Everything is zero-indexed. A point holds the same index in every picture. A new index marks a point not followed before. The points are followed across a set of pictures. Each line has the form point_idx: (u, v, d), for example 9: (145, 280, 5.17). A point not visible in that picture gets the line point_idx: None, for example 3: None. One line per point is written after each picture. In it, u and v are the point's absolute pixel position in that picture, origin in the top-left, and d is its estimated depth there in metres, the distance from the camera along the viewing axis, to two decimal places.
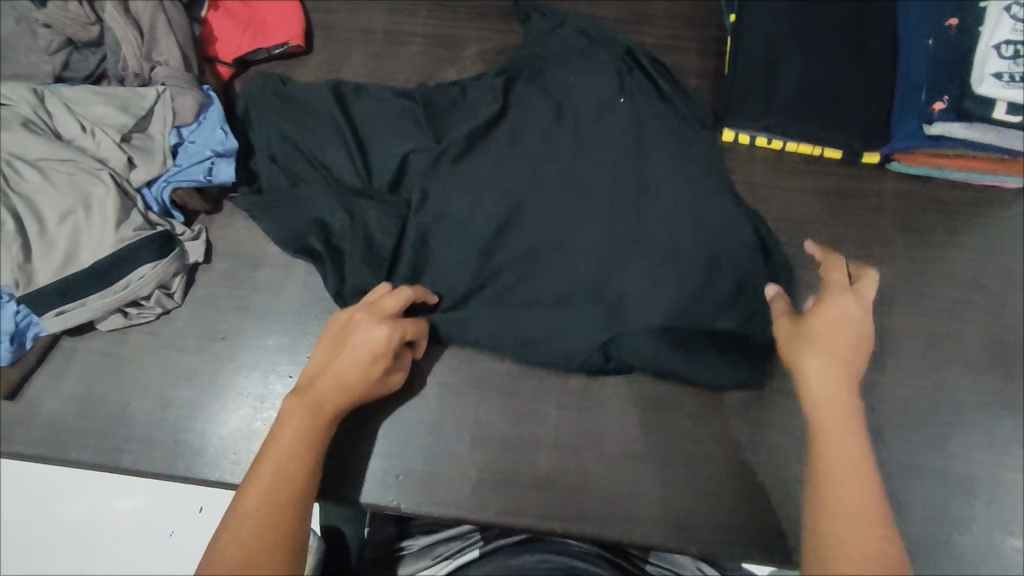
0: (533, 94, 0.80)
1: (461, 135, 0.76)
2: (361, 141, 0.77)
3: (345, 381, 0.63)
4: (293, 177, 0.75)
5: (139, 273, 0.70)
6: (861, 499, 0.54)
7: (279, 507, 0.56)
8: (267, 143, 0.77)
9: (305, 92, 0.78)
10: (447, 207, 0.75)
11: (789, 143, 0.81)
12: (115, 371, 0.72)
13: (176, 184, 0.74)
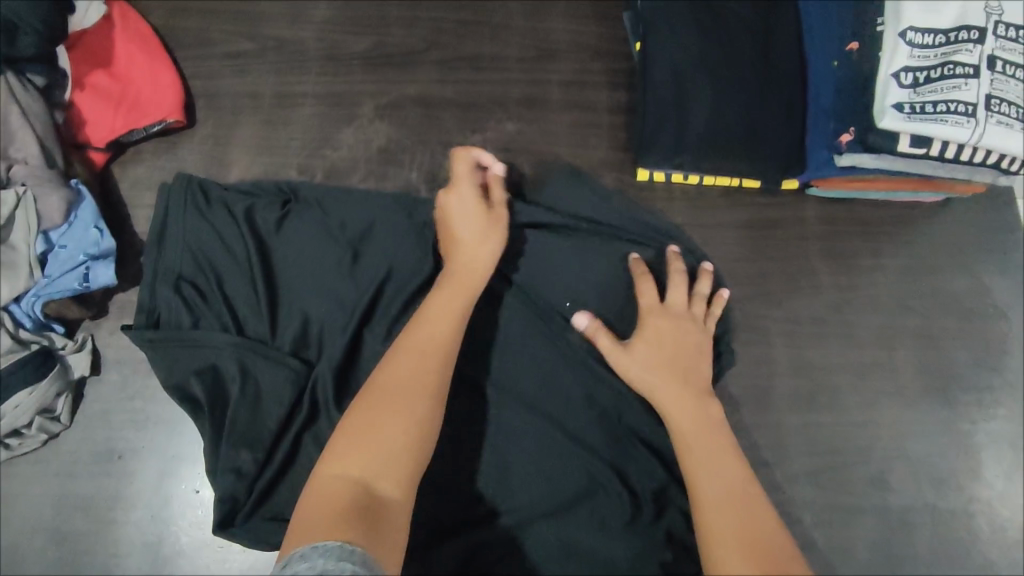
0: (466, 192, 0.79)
1: (380, 260, 0.73)
2: (274, 285, 0.72)
3: (473, 269, 0.65)
4: (190, 316, 0.70)
5: (13, 402, 0.64)
6: (732, 480, 0.56)
7: (409, 409, 0.55)
8: (176, 267, 0.71)
9: (233, 212, 0.73)
10: (359, 332, 0.71)
11: (705, 177, 0.79)
12: (3, 507, 0.66)
13: (48, 297, 0.67)
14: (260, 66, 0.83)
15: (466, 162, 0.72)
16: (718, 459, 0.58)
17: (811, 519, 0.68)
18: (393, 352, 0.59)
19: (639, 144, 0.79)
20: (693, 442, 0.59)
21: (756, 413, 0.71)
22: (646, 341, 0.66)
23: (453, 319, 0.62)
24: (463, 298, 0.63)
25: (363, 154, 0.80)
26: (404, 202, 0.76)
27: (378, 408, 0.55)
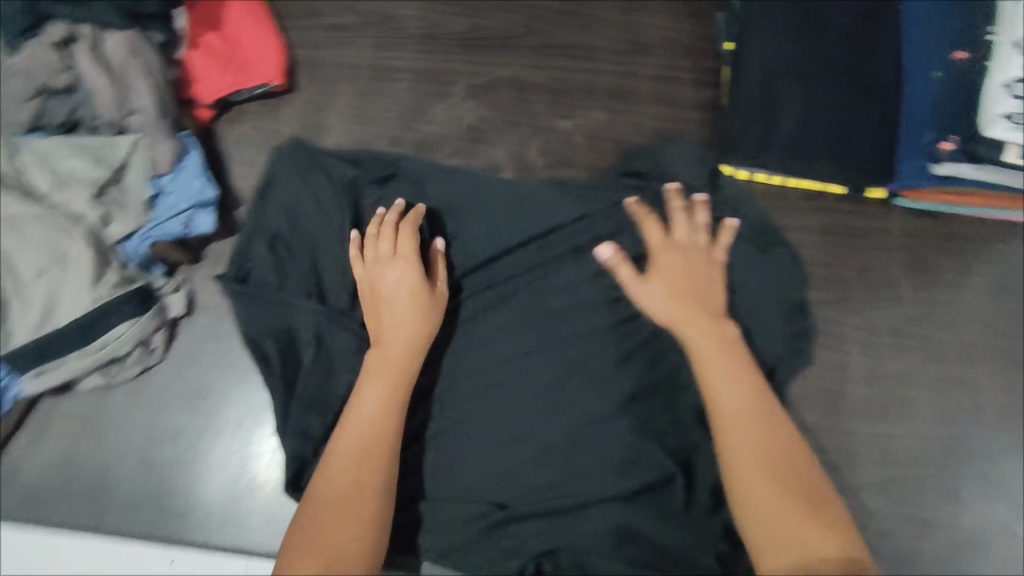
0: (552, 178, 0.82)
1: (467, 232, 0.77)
2: None
3: (400, 352, 0.65)
4: (279, 273, 0.73)
5: (118, 331, 0.69)
6: (755, 415, 0.58)
7: (359, 498, 0.56)
8: (273, 225, 0.75)
9: (332, 179, 0.76)
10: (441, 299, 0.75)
11: (791, 178, 0.79)
12: (96, 430, 0.70)
13: (155, 238, 0.71)
14: (361, 40, 0.87)
15: (405, 237, 0.70)
16: (739, 394, 0.60)
17: (877, 528, 0.68)
18: (330, 456, 0.59)
19: (726, 141, 0.80)
20: (711, 364, 0.62)
21: (827, 417, 0.71)
22: (660, 272, 0.68)
23: (393, 407, 0.62)
24: (402, 383, 0.63)
25: (452, 131, 0.83)
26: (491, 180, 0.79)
27: (330, 508, 0.56)
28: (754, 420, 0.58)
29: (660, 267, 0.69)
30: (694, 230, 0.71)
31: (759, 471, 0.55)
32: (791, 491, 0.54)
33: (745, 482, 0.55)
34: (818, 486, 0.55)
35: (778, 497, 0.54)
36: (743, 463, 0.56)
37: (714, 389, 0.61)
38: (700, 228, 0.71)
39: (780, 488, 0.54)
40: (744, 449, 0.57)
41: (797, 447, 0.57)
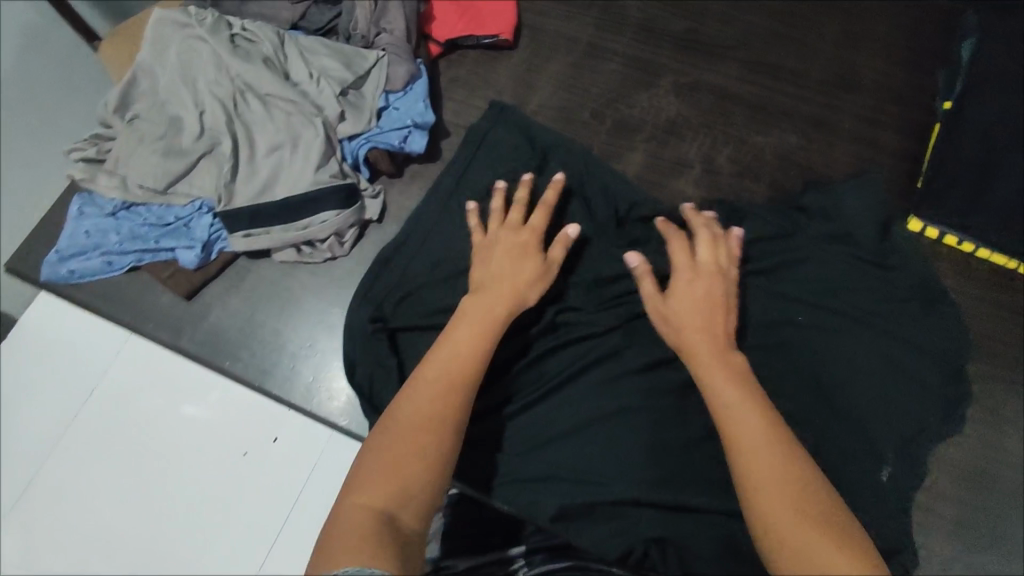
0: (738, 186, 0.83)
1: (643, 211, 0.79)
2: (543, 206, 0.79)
3: (453, 364, 0.60)
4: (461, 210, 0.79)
5: (323, 217, 0.76)
6: (743, 406, 0.55)
7: (405, 477, 0.53)
8: (469, 166, 0.81)
9: (531, 141, 0.82)
10: (606, 269, 0.77)
11: (982, 248, 0.78)
12: (279, 299, 0.78)
13: (374, 144, 0.78)
14: (584, 17, 0.92)
15: (541, 212, 0.72)
16: (745, 394, 0.56)
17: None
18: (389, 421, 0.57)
19: (925, 195, 0.80)
20: (714, 373, 0.59)
21: (965, 490, 0.71)
22: (690, 296, 0.65)
23: (446, 392, 0.58)
24: (456, 378, 0.59)
25: (651, 119, 0.87)
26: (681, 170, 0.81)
27: (376, 481, 0.53)
28: (765, 428, 0.54)
29: (681, 287, 0.66)
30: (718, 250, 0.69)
31: (760, 452, 0.52)
32: (789, 479, 0.50)
33: (761, 472, 0.51)
34: (813, 470, 0.52)
35: (776, 473, 0.51)
36: (754, 453, 0.52)
37: (716, 381, 0.58)
38: (724, 250, 0.69)
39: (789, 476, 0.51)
40: (756, 445, 0.52)
41: (799, 455, 0.53)
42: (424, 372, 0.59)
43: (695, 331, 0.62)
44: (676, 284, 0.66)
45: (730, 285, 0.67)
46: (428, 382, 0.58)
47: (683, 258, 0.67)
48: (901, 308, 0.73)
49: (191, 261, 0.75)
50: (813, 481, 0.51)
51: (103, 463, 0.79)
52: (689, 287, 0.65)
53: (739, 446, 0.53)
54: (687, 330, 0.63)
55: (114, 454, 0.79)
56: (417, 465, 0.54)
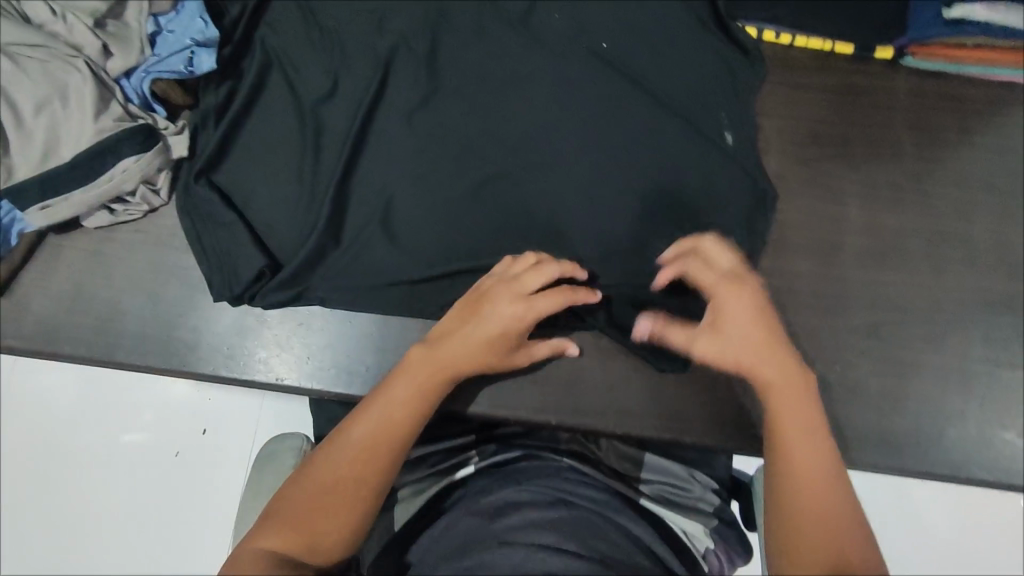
0: (558, 21, 0.78)
1: (460, 73, 0.76)
2: (353, 96, 0.75)
3: (443, 367, 0.61)
4: (274, 127, 0.74)
5: (122, 166, 0.68)
6: (788, 376, 0.58)
7: (322, 523, 0.51)
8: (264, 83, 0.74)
9: (309, 33, 0.76)
10: (440, 144, 0.74)
11: (798, 37, 0.78)
12: (105, 267, 0.71)
13: (156, 76, 0.70)
14: None
15: (554, 300, 0.65)
16: (786, 373, 0.58)
17: (867, 367, 0.70)
18: (342, 434, 0.56)
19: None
20: (766, 362, 0.58)
21: (822, 265, 0.73)
22: (739, 302, 0.62)
23: (419, 402, 0.58)
24: (434, 383, 0.60)
25: None
26: (494, 18, 0.77)
27: (313, 497, 0.52)
28: (797, 393, 0.57)
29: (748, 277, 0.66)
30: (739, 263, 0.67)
31: (806, 453, 0.53)
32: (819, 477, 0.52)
33: (801, 459, 0.53)
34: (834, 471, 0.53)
35: (810, 466, 0.53)
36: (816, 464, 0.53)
37: (774, 377, 0.58)
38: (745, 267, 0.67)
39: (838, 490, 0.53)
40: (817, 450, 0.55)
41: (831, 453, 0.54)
42: (372, 404, 0.57)
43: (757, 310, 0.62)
44: (695, 275, 0.66)
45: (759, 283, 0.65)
46: (378, 406, 0.57)
47: (726, 266, 0.65)
48: (726, 119, 0.76)
49: None
50: (834, 481, 0.52)
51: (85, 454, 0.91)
52: (741, 297, 0.62)
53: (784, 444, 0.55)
54: (737, 325, 0.61)
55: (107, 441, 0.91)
56: (352, 494, 0.52)
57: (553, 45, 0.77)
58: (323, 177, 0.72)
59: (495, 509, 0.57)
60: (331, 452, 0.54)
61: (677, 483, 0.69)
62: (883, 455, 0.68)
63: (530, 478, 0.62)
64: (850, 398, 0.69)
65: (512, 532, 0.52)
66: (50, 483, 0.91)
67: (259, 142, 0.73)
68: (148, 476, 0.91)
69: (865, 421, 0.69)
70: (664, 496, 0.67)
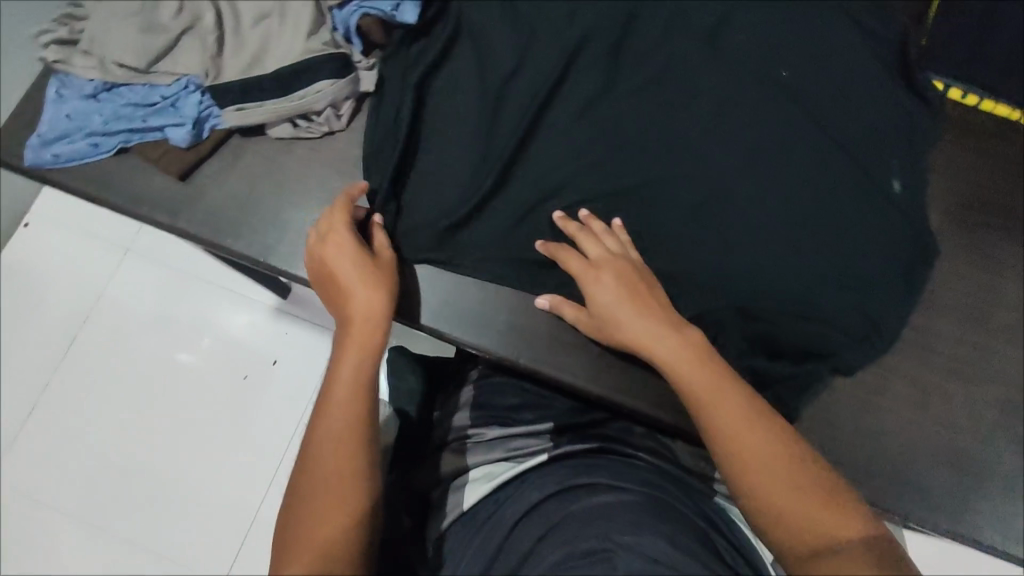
0: (746, 35, 0.77)
1: (643, 67, 0.77)
2: (534, 66, 0.77)
3: (368, 319, 0.62)
4: (457, 82, 0.77)
5: (317, 87, 0.72)
6: (736, 405, 0.55)
7: (333, 510, 0.51)
8: (456, 40, 0.78)
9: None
10: (609, 128, 0.76)
11: (986, 100, 0.77)
12: (278, 176, 0.75)
13: (366, 11, 0.74)
14: None
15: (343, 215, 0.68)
16: (717, 392, 0.56)
17: (996, 441, 0.68)
18: (315, 425, 0.56)
19: (930, 48, 0.77)
20: (691, 370, 0.58)
21: (965, 329, 0.71)
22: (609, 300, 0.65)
23: (366, 364, 0.59)
24: (365, 322, 0.61)
25: None
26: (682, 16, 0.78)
27: (314, 510, 0.51)
28: (753, 415, 0.54)
29: (604, 300, 0.65)
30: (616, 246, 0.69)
31: (776, 475, 0.51)
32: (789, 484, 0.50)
33: (768, 469, 0.51)
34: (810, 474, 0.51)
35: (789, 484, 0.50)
36: (748, 473, 0.51)
37: (701, 395, 0.56)
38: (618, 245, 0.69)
39: (800, 497, 0.50)
40: (764, 472, 0.51)
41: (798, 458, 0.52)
42: (326, 382, 0.58)
43: (657, 340, 0.61)
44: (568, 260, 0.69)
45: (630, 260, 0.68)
46: (329, 388, 0.58)
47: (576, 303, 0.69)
48: (899, 165, 0.74)
49: (183, 138, 0.72)
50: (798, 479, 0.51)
51: (167, 353, 1.05)
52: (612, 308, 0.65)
53: (720, 442, 0.53)
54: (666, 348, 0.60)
55: (189, 345, 1.05)
56: (344, 469, 0.53)
57: (736, 55, 0.77)
58: (492, 135, 0.75)
59: (550, 510, 0.57)
60: (309, 455, 0.54)
61: None
62: (993, 532, 0.66)
63: (597, 469, 0.63)
64: (971, 466, 0.68)
65: (571, 531, 0.52)
66: (134, 371, 1.05)
67: (439, 93, 0.77)
68: (213, 391, 1.03)
69: (982, 494, 0.67)
70: (735, 503, 0.69)
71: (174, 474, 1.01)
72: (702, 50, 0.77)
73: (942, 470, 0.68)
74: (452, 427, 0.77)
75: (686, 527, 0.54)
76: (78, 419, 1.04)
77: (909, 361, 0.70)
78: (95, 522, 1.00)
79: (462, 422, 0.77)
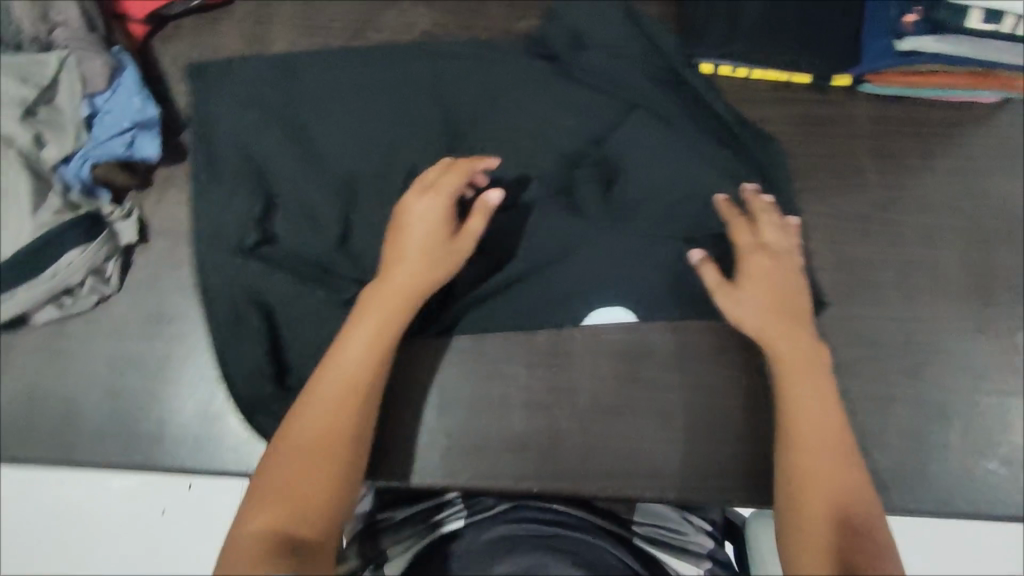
0: (516, 65, 0.75)
1: (419, 127, 0.72)
2: (304, 157, 0.71)
3: (408, 294, 0.60)
4: (221, 198, 0.69)
5: (68, 259, 0.65)
6: (826, 430, 0.57)
7: (308, 488, 0.52)
8: (217, 151, 0.71)
9: (257, 96, 0.72)
10: (403, 199, 0.70)
11: (754, 71, 0.77)
12: (58, 364, 0.68)
13: (95, 159, 0.67)
14: None
15: (460, 171, 0.62)
16: (819, 431, 0.57)
17: (849, 405, 0.69)
18: (314, 383, 0.56)
19: (693, 34, 0.76)
20: (792, 383, 0.59)
21: None
22: (762, 272, 0.63)
23: (382, 348, 0.58)
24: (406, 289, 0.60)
25: (406, 36, 0.79)
26: (445, 63, 0.74)
27: (277, 498, 0.52)
28: (824, 434, 0.57)
29: (750, 288, 0.63)
30: (764, 230, 0.66)
31: (824, 510, 0.54)
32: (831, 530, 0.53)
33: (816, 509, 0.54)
34: (845, 501, 0.54)
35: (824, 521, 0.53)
36: (802, 522, 0.54)
37: (795, 408, 0.58)
38: (771, 221, 0.66)
39: (826, 534, 0.53)
40: (815, 474, 0.55)
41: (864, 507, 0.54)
42: (350, 336, 0.58)
43: (781, 339, 0.61)
44: (735, 233, 0.66)
45: (792, 256, 0.65)
46: (342, 350, 0.57)
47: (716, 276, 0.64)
48: (701, 156, 0.71)
49: None
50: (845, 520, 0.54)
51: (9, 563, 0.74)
52: (759, 276, 0.63)
53: (793, 465, 0.56)
54: (768, 334, 0.62)
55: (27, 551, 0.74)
56: (336, 460, 0.54)
57: (502, 88, 0.74)
58: (271, 247, 0.68)
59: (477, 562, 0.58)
60: (301, 413, 0.55)
61: (662, 519, 0.70)
62: (874, 497, 0.67)
63: (511, 532, 0.61)
64: None
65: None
66: None
67: (200, 214, 0.68)
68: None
69: None
70: (656, 538, 0.67)
71: None
72: (473, 96, 0.74)
73: None
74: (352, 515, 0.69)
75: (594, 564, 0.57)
76: None
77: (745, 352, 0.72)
78: None
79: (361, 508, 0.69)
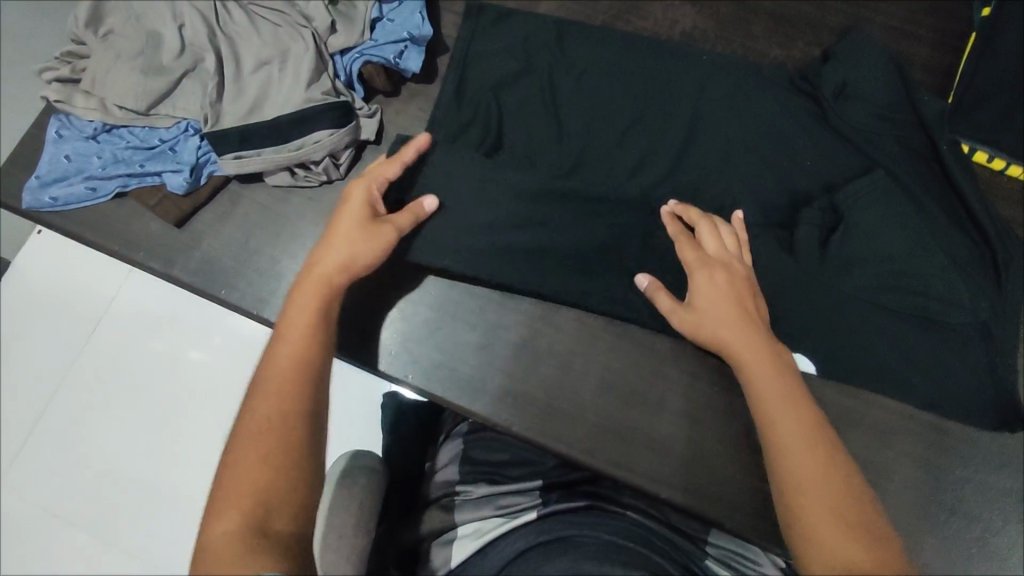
0: (767, 91, 0.77)
1: (657, 122, 0.76)
2: (545, 115, 0.75)
3: (331, 261, 0.62)
4: (463, 128, 0.74)
5: (316, 137, 0.70)
6: (804, 433, 0.54)
7: (274, 416, 0.53)
8: (467, 86, 0.76)
9: (514, 48, 0.77)
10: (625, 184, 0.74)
11: (1012, 165, 0.74)
12: (273, 226, 0.74)
13: (368, 58, 0.73)
14: None
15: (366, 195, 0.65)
16: (780, 428, 0.54)
17: (991, 524, 0.68)
18: (276, 339, 0.58)
19: (956, 111, 0.74)
20: (760, 382, 0.58)
21: (979, 412, 0.69)
22: (708, 283, 0.64)
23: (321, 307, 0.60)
24: (322, 329, 0.59)
25: (666, 32, 0.83)
26: (699, 69, 0.77)
27: (251, 445, 0.51)
28: (797, 427, 0.54)
29: (700, 289, 0.64)
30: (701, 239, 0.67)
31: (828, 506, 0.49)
32: (848, 530, 0.48)
33: (818, 505, 0.50)
34: (860, 501, 0.51)
35: (837, 518, 0.49)
36: (803, 513, 0.50)
37: (761, 402, 0.57)
38: (708, 230, 0.68)
39: (845, 526, 0.48)
40: (801, 471, 0.52)
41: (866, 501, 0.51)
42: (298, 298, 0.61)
43: (728, 321, 0.62)
44: (680, 245, 0.67)
45: (728, 256, 0.66)
46: (300, 306, 0.60)
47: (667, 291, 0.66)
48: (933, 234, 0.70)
49: (179, 186, 0.71)
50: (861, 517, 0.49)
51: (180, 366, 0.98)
52: (707, 288, 0.64)
53: (776, 465, 0.53)
54: (736, 337, 0.61)
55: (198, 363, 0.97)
56: (300, 402, 0.54)
57: (745, 110, 0.76)
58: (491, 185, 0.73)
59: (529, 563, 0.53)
60: (275, 356, 0.57)
61: (745, 552, 0.64)
62: None
63: (572, 533, 0.56)
64: (963, 553, 0.67)
65: None
66: (142, 381, 0.98)
67: (441, 137, 0.74)
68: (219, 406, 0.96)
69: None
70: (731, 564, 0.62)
71: (147, 492, 0.95)
72: (717, 108, 0.76)
73: (936, 557, 0.67)
74: (440, 481, 0.70)
75: (655, 570, 0.51)
76: (81, 431, 0.98)
77: (903, 439, 0.70)
78: (64, 519, 0.95)
79: (447, 475, 0.70)
